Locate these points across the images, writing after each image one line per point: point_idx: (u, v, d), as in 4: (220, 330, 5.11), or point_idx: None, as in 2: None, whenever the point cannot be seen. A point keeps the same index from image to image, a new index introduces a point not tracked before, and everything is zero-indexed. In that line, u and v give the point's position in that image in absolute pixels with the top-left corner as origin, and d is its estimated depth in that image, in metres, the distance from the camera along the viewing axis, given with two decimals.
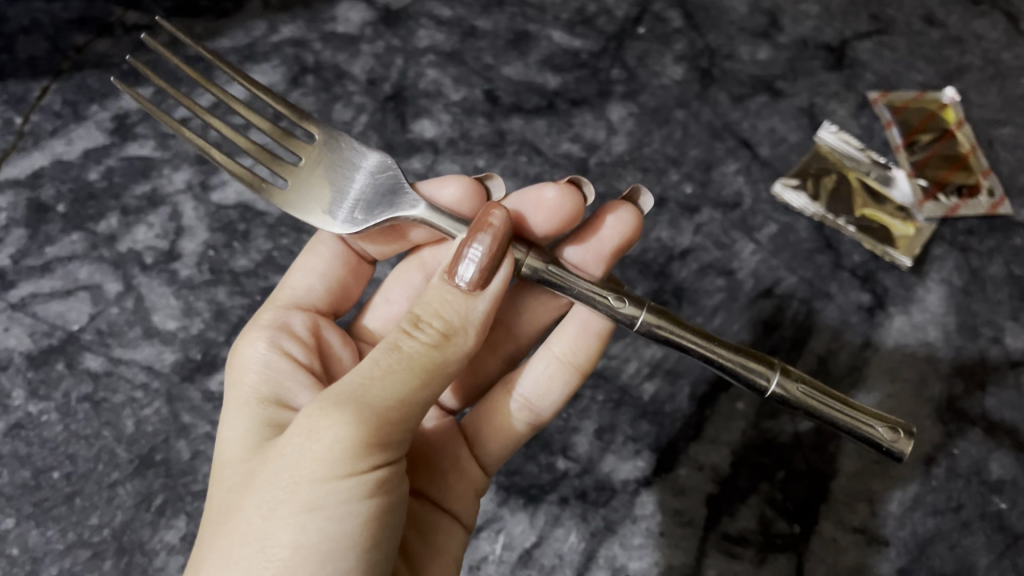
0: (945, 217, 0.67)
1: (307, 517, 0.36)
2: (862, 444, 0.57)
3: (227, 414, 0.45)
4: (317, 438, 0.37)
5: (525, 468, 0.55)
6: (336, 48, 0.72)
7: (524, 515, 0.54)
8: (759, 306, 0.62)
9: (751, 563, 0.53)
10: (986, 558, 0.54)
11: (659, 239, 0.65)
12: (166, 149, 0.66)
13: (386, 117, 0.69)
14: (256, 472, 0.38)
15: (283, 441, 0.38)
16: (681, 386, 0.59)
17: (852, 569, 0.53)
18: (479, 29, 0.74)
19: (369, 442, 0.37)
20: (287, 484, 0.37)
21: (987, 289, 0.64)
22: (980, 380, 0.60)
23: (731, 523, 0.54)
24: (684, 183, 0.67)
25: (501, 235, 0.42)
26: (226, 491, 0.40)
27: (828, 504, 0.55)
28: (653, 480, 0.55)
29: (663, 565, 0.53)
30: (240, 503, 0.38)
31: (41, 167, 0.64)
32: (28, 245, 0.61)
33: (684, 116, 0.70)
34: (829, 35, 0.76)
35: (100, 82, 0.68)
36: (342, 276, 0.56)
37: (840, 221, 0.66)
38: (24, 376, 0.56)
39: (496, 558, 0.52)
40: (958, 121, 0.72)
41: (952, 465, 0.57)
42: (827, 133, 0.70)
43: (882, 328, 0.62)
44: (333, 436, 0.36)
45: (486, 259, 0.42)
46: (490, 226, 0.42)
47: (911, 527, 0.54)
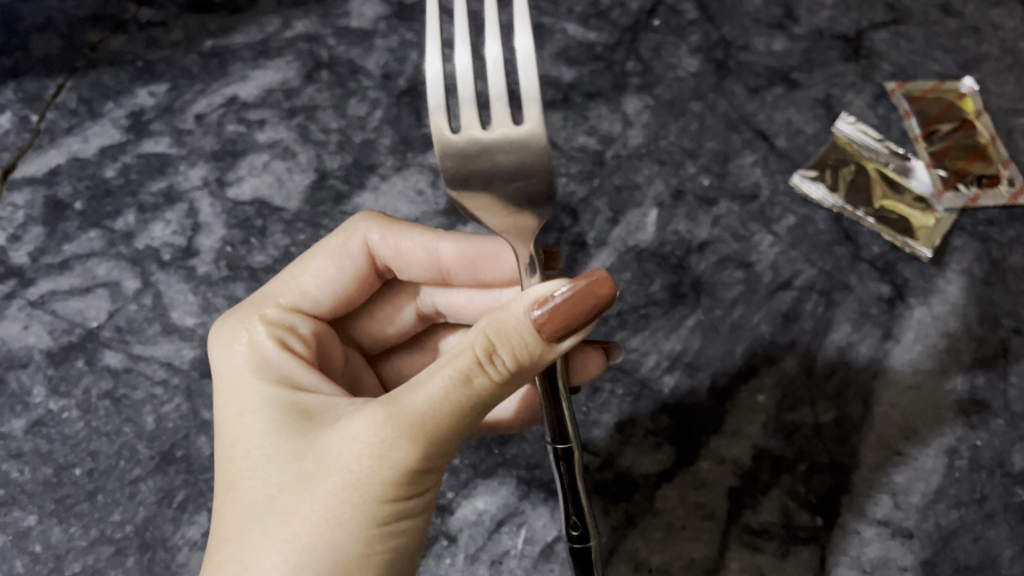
0: (965, 207, 0.66)
1: (374, 532, 0.38)
2: (884, 437, 0.57)
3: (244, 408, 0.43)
4: (386, 462, 0.38)
5: (546, 462, 0.55)
6: (350, 43, 0.71)
7: (545, 509, 0.53)
8: (778, 299, 0.62)
9: (774, 556, 0.53)
10: (1010, 550, 0.53)
11: (676, 231, 0.64)
12: (182, 145, 0.66)
13: (402, 112, 0.68)
14: (305, 474, 0.38)
15: (337, 450, 0.38)
16: (701, 379, 0.58)
17: (877, 561, 0.53)
18: (493, 23, 0.74)
19: (428, 468, 0.39)
20: (351, 501, 0.37)
21: (1008, 279, 0.63)
22: (1002, 370, 0.60)
23: (753, 515, 0.54)
24: (701, 175, 0.67)
25: (602, 292, 0.38)
26: (261, 486, 0.39)
27: (850, 496, 0.55)
28: (674, 473, 0.55)
29: (685, 559, 0.53)
30: (293, 510, 0.38)
31: (58, 164, 0.64)
32: (47, 242, 0.61)
33: (700, 108, 0.70)
34: (844, 26, 0.76)
35: (115, 79, 0.68)
36: (352, 289, 0.53)
37: (859, 211, 0.66)
38: (45, 373, 0.56)
39: (518, 552, 0.52)
40: (977, 111, 0.71)
41: (975, 456, 0.56)
42: (845, 124, 0.70)
43: (902, 319, 0.61)
44: (401, 462, 0.38)
45: (569, 306, 0.38)
46: (585, 275, 0.38)
47: (934, 519, 0.54)
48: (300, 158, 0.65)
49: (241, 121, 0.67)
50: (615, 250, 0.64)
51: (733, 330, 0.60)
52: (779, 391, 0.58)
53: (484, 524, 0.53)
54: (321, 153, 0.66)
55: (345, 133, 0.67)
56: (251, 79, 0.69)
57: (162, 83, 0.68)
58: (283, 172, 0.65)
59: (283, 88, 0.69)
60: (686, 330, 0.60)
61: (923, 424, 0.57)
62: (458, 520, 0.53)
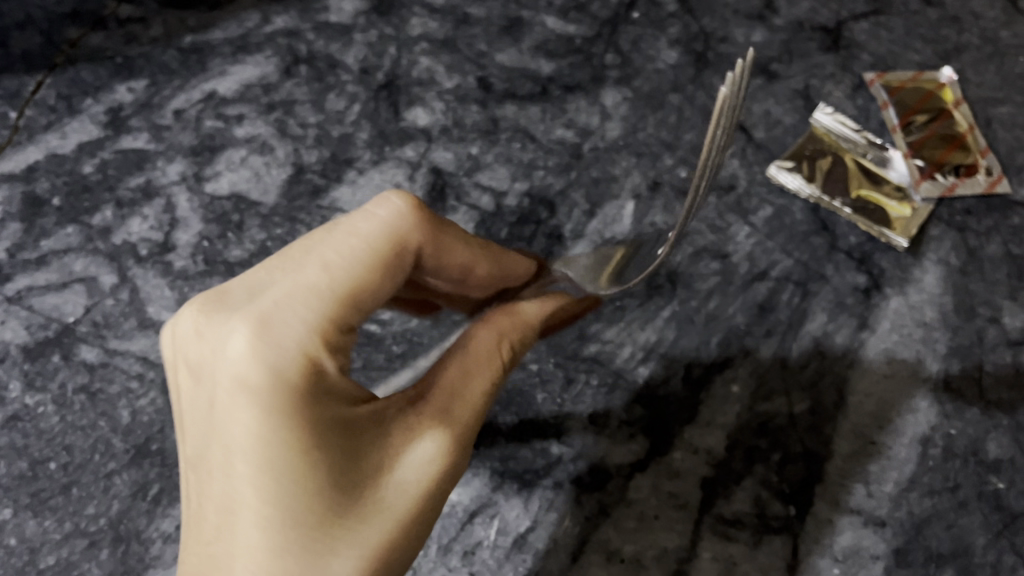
0: (942, 197, 0.66)
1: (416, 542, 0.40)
2: (859, 426, 0.57)
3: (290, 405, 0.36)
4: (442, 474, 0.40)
5: (520, 453, 0.55)
6: (329, 38, 0.72)
7: (518, 500, 0.54)
8: (754, 289, 0.62)
9: (746, 545, 0.53)
10: (983, 538, 0.53)
11: (653, 223, 0.64)
12: (160, 140, 0.66)
13: (380, 105, 0.69)
14: (368, 487, 0.37)
15: (404, 463, 0.39)
16: (676, 369, 0.58)
17: (849, 550, 0.53)
18: (473, 16, 0.74)
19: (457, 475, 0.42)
20: (415, 513, 0.39)
21: (985, 269, 0.63)
22: (978, 359, 0.60)
23: (726, 505, 0.54)
24: (679, 167, 0.67)
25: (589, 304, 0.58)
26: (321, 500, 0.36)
27: (824, 485, 0.55)
28: (647, 464, 0.55)
29: (658, 549, 0.53)
30: (358, 524, 0.37)
31: (36, 161, 0.64)
32: (24, 238, 0.61)
33: (678, 100, 0.70)
34: (824, 17, 0.76)
35: (94, 76, 0.68)
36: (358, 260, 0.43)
37: (836, 202, 0.66)
38: (21, 368, 0.56)
39: (491, 543, 0.52)
40: (956, 101, 0.72)
41: (949, 445, 0.56)
42: (822, 115, 0.70)
43: (878, 309, 0.61)
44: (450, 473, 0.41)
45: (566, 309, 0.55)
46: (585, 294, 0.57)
47: (907, 507, 0.54)
48: (278, 152, 0.66)
49: (219, 117, 0.67)
50: (591, 241, 0.63)
51: (709, 320, 0.60)
52: (754, 380, 0.58)
53: (457, 515, 0.53)
54: (299, 147, 0.66)
55: (323, 127, 0.67)
56: (230, 75, 0.69)
57: (141, 79, 0.69)
58: (260, 167, 0.65)
59: (262, 83, 0.69)
60: (662, 321, 0.60)
61: (898, 414, 0.57)
62: None
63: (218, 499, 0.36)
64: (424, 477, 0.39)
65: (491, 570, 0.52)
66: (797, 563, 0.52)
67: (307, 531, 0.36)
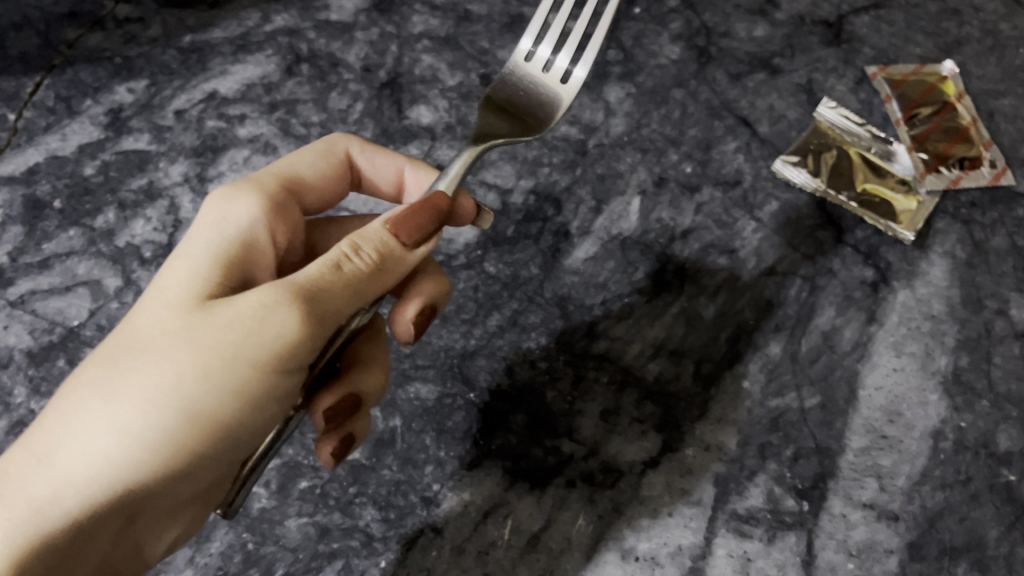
0: (947, 189, 0.66)
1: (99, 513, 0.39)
2: (870, 421, 0.57)
3: (159, 314, 0.40)
4: (136, 452, 0.38)
5: (531, 452, 0.55)
6: (330, 36, 0.71)
7: (530, 498, 0.53)
8: (762, 284, 0.62)
9: (761, 542, 0.53)
10: (995, 531, 0.54)
11: (660, 219, 0.64)
12: (162, 141, 0.65)
13: (382, 104, 0.68)
14: (112, 439, 0.38)
15: (163, 402, 0.38)
16: (686, 365, 0.58)
17: (863, 544, 0.53)
18: (474, 13, 0.74)
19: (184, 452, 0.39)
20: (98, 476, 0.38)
21: (991, 261, 0.64)
22: (986, 350, 0.60)
23: (740, 501, 0.54)
24: (684, 162, 0.67)
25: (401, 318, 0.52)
26: (99, 391, 0.38)
27: (836, 480, 0.55)
28: (660, 461, 0.55)
29: (672, 545, 0.52)
30: (64, 465, 0.38)
31: (36, 163, 0.64)
32: (26, 241, 0.61)
33: (681, 96, 0.70)
34: (825, 11, 0.76)
35: (93, 76, 0.68)
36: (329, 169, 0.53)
37: (842, 196, 0.66)
38: (26, 373, 0.55)
39: (505, 542, 0.52)
40: (958, 94, 0.72)
41: (960, 438, 0.56)
42: (826, 109, 0.70)
43: (886, 302, 0.61)
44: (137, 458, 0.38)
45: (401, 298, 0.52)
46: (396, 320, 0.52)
47: (919, 501, 0.54)
48: (281, 152, 0.65)
49: (220, 116, 0.66)
50: (598, 238, 0.63)
51: (716, 317, 0.60)
52: (764, 376, 0.58)
53: (471, 515, 0.53)
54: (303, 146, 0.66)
55: (326, 127, 0.67)
56: (231, 74, 0.69)
57: (141, 79, 0.68)
58: (264, 167, 0.65)
59: (264, 82, 0.68)
60: (670, 317, 0.60)
61: (908, 406, 0.57)
62: (444, 512, 0.53)
63: (81, 373, 0.39)
64: (128, 456, 0.38)
65: (505, 570, 0.51)
66: (812, 558, 0.52)
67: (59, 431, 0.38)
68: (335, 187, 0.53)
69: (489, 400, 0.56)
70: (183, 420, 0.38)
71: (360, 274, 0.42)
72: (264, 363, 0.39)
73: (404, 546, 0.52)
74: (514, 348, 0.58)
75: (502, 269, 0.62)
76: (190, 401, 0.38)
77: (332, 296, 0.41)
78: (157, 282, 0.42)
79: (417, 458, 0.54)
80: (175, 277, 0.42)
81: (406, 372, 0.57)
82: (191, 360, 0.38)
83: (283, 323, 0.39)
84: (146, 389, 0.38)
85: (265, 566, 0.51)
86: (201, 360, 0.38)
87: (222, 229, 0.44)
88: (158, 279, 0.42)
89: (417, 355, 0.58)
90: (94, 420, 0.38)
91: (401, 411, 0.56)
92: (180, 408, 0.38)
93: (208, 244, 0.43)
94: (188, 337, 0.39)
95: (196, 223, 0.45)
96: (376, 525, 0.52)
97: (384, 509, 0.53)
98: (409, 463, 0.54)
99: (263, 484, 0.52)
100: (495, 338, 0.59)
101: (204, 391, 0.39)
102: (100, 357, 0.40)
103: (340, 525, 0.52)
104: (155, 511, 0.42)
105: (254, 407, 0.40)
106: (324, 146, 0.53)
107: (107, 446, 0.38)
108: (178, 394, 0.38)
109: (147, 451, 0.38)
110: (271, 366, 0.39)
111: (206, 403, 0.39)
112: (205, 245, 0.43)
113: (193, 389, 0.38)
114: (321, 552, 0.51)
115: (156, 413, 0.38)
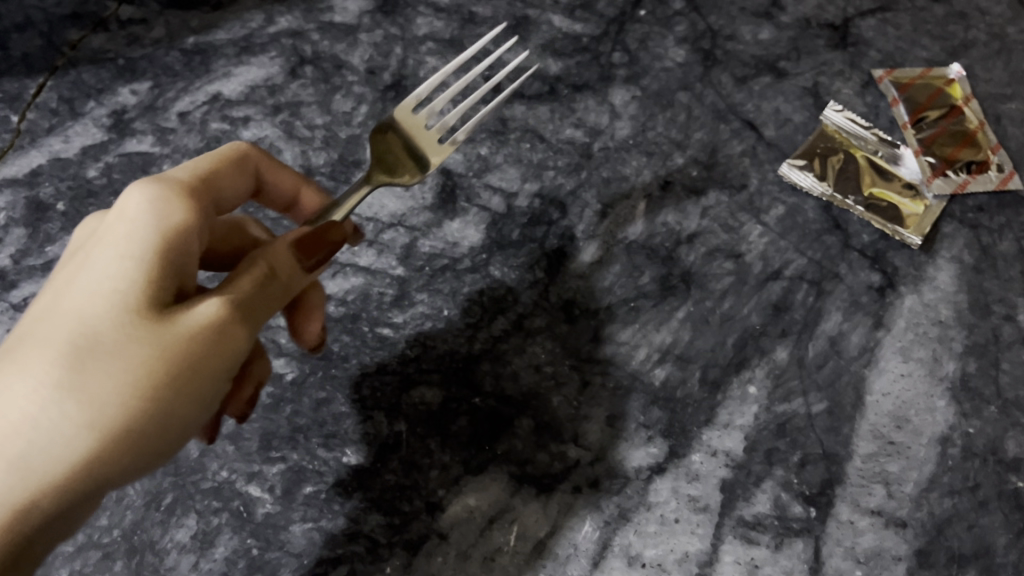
0: (954, 193, 0.66)
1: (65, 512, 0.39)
2: (878, 427, 0.57)
3: (113, 317, 0.39)
4: (114, 457, 0.38)
5: (536, 457, 0.55)
6: (334, 38, 0.71)
7: (536, 504, 0.53)
8: (768, 289, 0.61)
9: (768, 548, 0.52)
10: (1004, 538, 0.53)
11: (666, 222, 0.64)
12: (166, 143, 0.65)
13: (386, 107, 0.68)
14: (89, 443, 0.38)
15: (136, 409, 0.38)
16: (692, 370, 0.58)
17: (871, 551, 0.52)
18: (478, 15, 0.73)
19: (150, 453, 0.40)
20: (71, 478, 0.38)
21: (998, 266, 0.63)
22: (994, 356, 0.60)
23: (747, 507, 0.53)
24: (689, 166, 0.67)
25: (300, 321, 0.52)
26: (59, 396, 0.37)
27: (844, 486, 0.54)
28: (666, 467, 0.55)
29: (679, 552, 0.52)
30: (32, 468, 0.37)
31: (39, 165, 0.63)
32: (29, 244, 0.60)
33: (687, 99, 0.70)
34: (831, 14, 0.76)
35: (97, 77, 0.68)
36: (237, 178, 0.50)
37: (849, 200, 0.65)
38: None
39: (511, 549, 0.52)
40: (964, 97, 0.72)
41: (968, 444, 0.56)
42: (832, 113, 0.70)
43: (894, 307, 0.61)
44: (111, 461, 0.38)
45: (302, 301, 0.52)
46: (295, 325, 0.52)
47: (928, 508, 0.54)
48: (285, 154, 0.65)
49: (224, 119, 0.66)
50: (604, 242, 0.63)
51: (723, 322, 0.60)
52: (771, 381, 0.58)
53: (477, 520, 0.53)
54: (306, 149, 0.65)
55: (330, 129, 0.66)
56: (235, 76, 0.68)
57: (144, 81, 0.68)
58: None
59: (267, 84, 0.68)
60: (677, 322, 0.60)
61: (916, 412, 0.57)
62: (449, 517, 0.53)
63: (29, 368, 0.38)
64: (102, 460, 0.38)
65: None
66: (819, 565, 0.52)
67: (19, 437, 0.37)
68: (246, 184, 0.51)
69: (494, 405, 0.56)
70: (152, 424, 0.39)
71: (277, 293, 0.43)
72: (221, 370, 0.41)
73: (409, 552, 0.51)
74: (519, 352, 0.58)
75: (507, 272, 0.61)
76: (157, 408, 0.39)
77: (260, 309, 0.42)
78: (83, 272, 0.40)
79: (422, 463, 0.54)
80: (111, 273, 0.39)
81: (411, 376, 0.57)
82: (157, 369, 0.38)
83: (229, 342, 0.40)
84: (117, 396, 0.38)
85: (270, 571, 0.51)
86: (169, 369, 0.39)
87: (155, 225, 0.41)
88: (91, 274, 0.40)
89: (422, 359, 0.57)
90: (59, 426, 0.37)
91: (406, 416, 0.55)
92: (148, 415, 0.39)
93: (142, 236, 0.40)
94: (151, 346, 0.38)
95: (121, 211, 0.41)
96: (381, 531, 0.52)
97: (389, 515, 0.52)
98: (413, 468, 0.54)
99: (268, 490, 0.52)
100: (500, 342, 0.58)
101: (171, 397, 0.39)
102: (54, 359, 0.38)
103: (345, 531, 0.52)
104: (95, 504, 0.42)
105: (204, 409, 0.42)
106: (235, 148, 0.50)
107: (81, 448, 0.38)
108: (144, 402, 0.38)
109: (124, 455, 0.39)
110: (219, 372, 0.41)
111: (172, 409, 0.40)
112: (141, 241, 0.40)
113: (162, 394, 0.39)
114: (326, 558, 0.51)
115: (124, 419, 0.38)
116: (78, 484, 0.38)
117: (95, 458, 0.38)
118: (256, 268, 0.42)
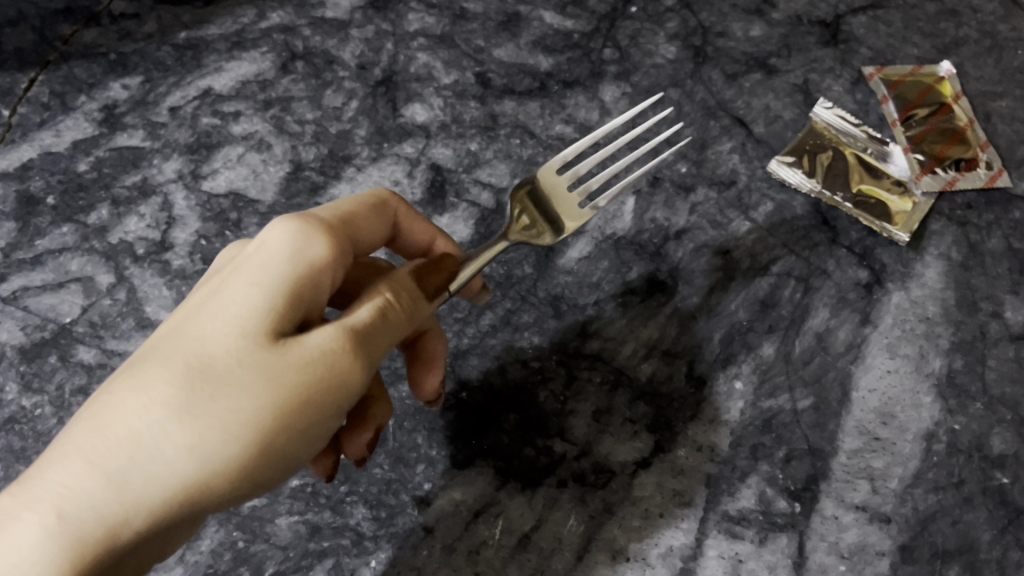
0: (943, 191, 0.66)
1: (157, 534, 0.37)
2: (863, 422, 0.57)
3: (229, 339, 0.38)
4: (216, 480, 0.37)
5: (522, 452, 0.55)
6: (326, 34, 0.71)
7: (522, 498, 0.53)
8: (756, 284, 0.61)
9: (752, 543, 0.53)
10: (988, 534, 0.53)
11: (654, 219, 0.64)
12: (156, 138, 0.65)
13: (377, 102, 0.68)
14: (192, 467, 0.36)
15: (242, 437, 0.37)
16: (679, 366, 0.58)
17: (855, 546, 0.53)
18: (470, 11, 0.73)
19: (251, 484, 0.39)
20: (170, 502, 0.36)
21: (986, 263, 0.63)
22: (980, 353, 0.60)
23: (731, 502, 0.54)
24: (679, 162, 0.67)
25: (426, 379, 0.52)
26: (170, 416, 0.36)
27: (828, 481, 0.55)
28: (652, 461, 0.55)
29: (663, 546, 0.52)
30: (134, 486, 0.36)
31: (30, 159, 0.64)
32: (19, 237, 0.61)
33: (677, 95, 0.70)
34: (823, 11, 0.76)
35: (88, 72, 0.68)
36: (370, 217, 0.48)
37: (837, 196, 0.66)
38: (17, 370, 0.55)
39: (495, 542, 0.52)
40: (955, 95, 0.72)
41: (953, 440, 0.56)
42: (822, 109, 0.70)
43: (880, 304, 0.61)
44: (212, 488, 0.37)
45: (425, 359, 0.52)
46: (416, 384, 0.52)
47: (912, 503, 0.54)
48: (275, 149, 0.65)
49: (215, 113, 0.66)
50: (592, 238, 0.63)
51: (710, 317, 0.60)
52: (757, 377, 0.58)
53: (462, 514, 0.53)
54: (296, 144, 0.65)
55: (320, 124, 0.67)
56: (226, 71, 0.68)
57: (136, 75, 0.68)
58: (258, 164, 0.64)
59: (258, 79, 0.68)
60: (664, 318, 0.60)
61: (901, 408, 0.57)
62: (435, 511, 0.53)
63: (142, 387, 0.37)
64: (206, 485, 0.37)
65: (495, 570, 0.51)
66: (803, 560, 0.52)
67: (129, 450, 0.36)
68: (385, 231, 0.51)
69: (481, 399, 0.56)
70: (257, 454, 0.38)
71: (401, 322, 0.43)
72: (329, 409, 0.40)
73: (394, 545, 0.52)
74: (506, 348, 0.58)
75: (496, 268, 0.61)
76: (263, 441, 0.38)
77: (378, 343, 0.41)
78: (213, 297, 0.40)
79: (409, 457, 0.54)
80: (240, 298, 0.39)
81: (399, 371, 0.58)
82: (268, 400, 0.38)
83: (344, 377, 0.39)
84: (227, 422, 0.37)
85: (255, 564, 0.51)
86: (280, 400, 0.38)
87: (295, 252, 0.41)
88: (220, 295, 0.39)
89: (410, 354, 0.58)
90: (166, 449, 0.36)
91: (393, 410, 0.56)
92: (253, 448, 0.38)
93: (277, 266, 0.40)
94: (267, 375, 0.38)
95: (263, 239, 0.41)
96: (366, 524, 0.52)
97: (374, 508, 0.53)
98: (401, 462, 0.54)
99: None
100: (487, 338, 0.59)
101: (279, 431, 0.38)
102: (171, 375, 0.37)
103: (330, 524, 0.52)
104: (185, 530, 0.40)
105: (308, 446, 0.40)
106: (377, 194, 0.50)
107: (184, 473, 0.36)
108: (251, 432, 0.37)
109: (223, 483, 0.37)
110: (329, 409, 0.40)
111: (277, 444, 0.38)
112: (275, 267, 0.40)
113: (268, 426, 0.38)
114: (311, 550, 0.51)
115: (228, 450, 0.37)
116: (174, 511, 0.37)
117: (194, 487, 0.37)
118: (379, 296, 0.42)
